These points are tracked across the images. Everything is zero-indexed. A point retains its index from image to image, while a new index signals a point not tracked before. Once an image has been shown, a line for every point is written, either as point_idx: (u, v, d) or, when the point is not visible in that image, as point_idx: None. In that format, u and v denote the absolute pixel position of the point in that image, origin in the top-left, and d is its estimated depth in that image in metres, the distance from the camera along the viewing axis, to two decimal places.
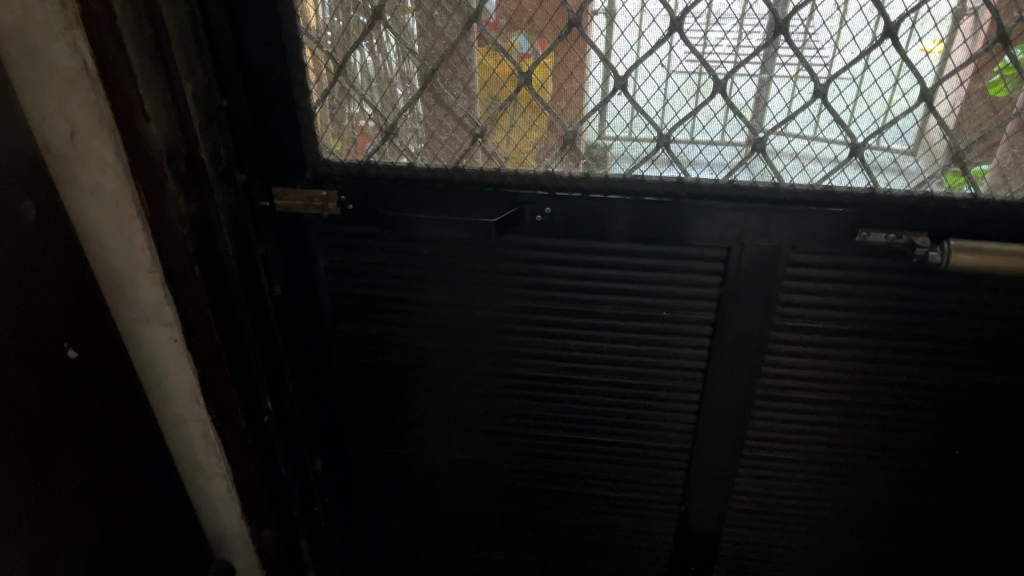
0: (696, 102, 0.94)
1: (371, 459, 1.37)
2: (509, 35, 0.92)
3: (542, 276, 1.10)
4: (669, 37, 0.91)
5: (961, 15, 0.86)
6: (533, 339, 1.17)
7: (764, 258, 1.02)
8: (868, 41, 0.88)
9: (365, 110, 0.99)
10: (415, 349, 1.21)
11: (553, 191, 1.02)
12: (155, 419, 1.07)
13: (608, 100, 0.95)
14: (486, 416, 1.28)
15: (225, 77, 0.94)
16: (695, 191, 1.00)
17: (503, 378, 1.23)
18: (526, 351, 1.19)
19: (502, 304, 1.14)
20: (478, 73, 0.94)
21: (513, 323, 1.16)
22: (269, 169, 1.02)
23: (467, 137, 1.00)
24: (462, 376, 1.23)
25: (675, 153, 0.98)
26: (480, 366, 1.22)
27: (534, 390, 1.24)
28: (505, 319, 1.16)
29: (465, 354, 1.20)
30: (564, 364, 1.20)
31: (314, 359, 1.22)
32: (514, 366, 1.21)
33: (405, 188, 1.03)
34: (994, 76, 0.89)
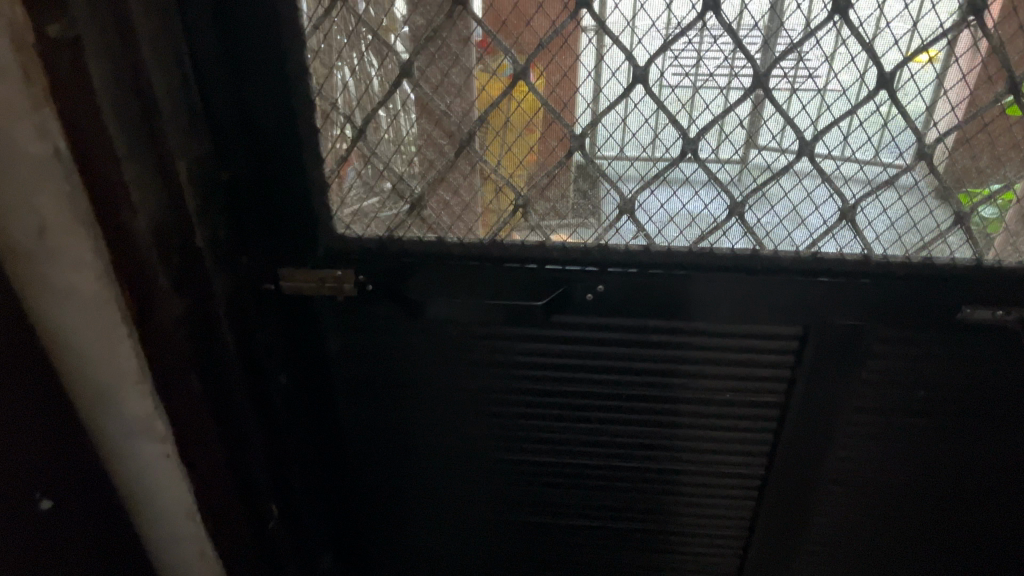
0: (779, 166, 0.81)
1: (387, 552, 1.21)
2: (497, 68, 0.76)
3: (591, 356, 0.96)
4: (752, 93, 0.76)
5: None
6: (573, 424, 1.03)
7: (846, 333, 0.90)
8: (987, 98, 0.75)
9: (386, 180, 0.85)
10: (440, 438, 1.06)
11: (605, 264, 0.88)
12: (144, 541, 0.90)
13: (675, 165, 0.81)
14: (519, 506, 1.13)
15: (223, 147, 0.79)
16: (771, 265, 0.86)
17: (539, 467, 1.08)
18: (567, 438, 1.05)
19: (541, 389, 1.00)
20: (509, 118, 0.79)
21: (554, 409, 1.02)
22: (275, 247, 0.88)
23: (507, 209, 0.86)
24: (491, 466, 1.09)
25: (749, 224, 0.84)
26: (514, 454, 1.07)
27: (570, 478, 1.09)
28: (541, 403, 1.01)
29: (496, 443, 1.06)
30: (610, 450, 1.06)
31: (322, 452, 1.07)
32: (552, 455, 1.07)
33: (435, 266, 0.89)
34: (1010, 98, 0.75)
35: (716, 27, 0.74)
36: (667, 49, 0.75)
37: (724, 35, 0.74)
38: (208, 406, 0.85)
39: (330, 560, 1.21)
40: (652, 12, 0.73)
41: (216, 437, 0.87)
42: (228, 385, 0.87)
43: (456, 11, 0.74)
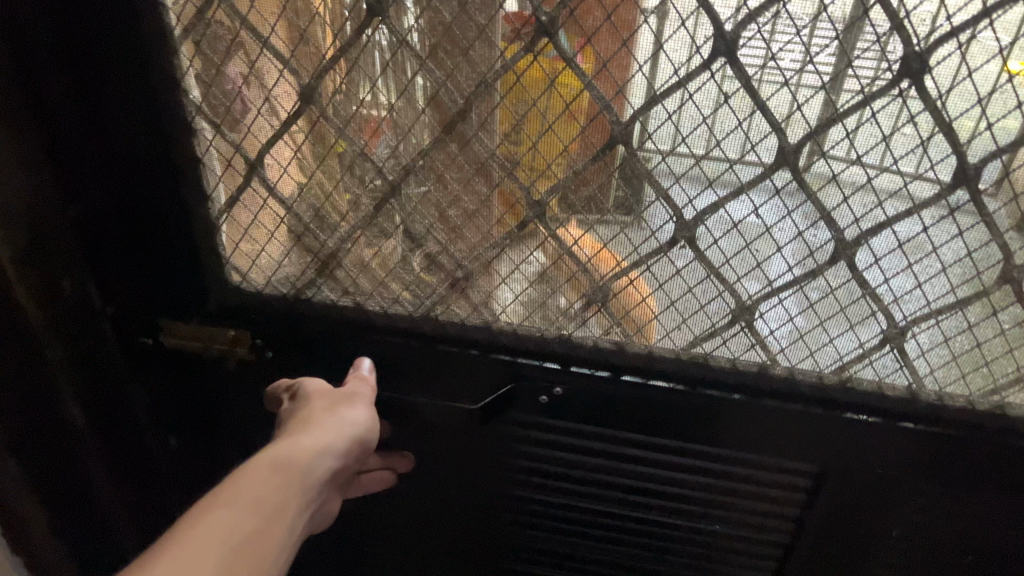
0: (805, 271, 0.59)
1: None
2: (428, 106, 0.56)
3: (596, 465, 0.75)
4: (772, 171, 0.54)
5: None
6: (526, 532, 0.83)
7: (872, 477, 0.69)
8: None
9: (286, 231, 0.65)
10: (366, 526, 0.87)
11: (566, 358, 0.68)
12: None
13: (664, 253, 0.60)
14: None
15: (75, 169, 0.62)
16: (783, 387, 0.66)
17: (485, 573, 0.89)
18: (517, 546, 0.85)
19: (486, 491, 0.80)
20: (447, 172, 0.59)
21: (501, 514, 0.82)
22: (151, 292, 0.70)
23: (442, 280, 0.66)
24: (429, 564, 0.89)
25: (759, 333, 0.63)
26: (454, 556, 0.88)
27: None
28: (519, 503, 0.80)
29: (432, 542, 0.87)
30: (570, 564, 0.86)
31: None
32: (500, 562, 0.87)
33: (352, 337, 0.70)
34: None
35: (728, 78, 0.51)
36: (657, 102, 0.53)
37: (739, 92, 0.51)
38: (60, 478, 0.70)
39: None
40: (638, 53, 0.51)
41: (74, 512, 0.72)
42: (93, 453, 0.71)
43: (369, 25, 0.53)
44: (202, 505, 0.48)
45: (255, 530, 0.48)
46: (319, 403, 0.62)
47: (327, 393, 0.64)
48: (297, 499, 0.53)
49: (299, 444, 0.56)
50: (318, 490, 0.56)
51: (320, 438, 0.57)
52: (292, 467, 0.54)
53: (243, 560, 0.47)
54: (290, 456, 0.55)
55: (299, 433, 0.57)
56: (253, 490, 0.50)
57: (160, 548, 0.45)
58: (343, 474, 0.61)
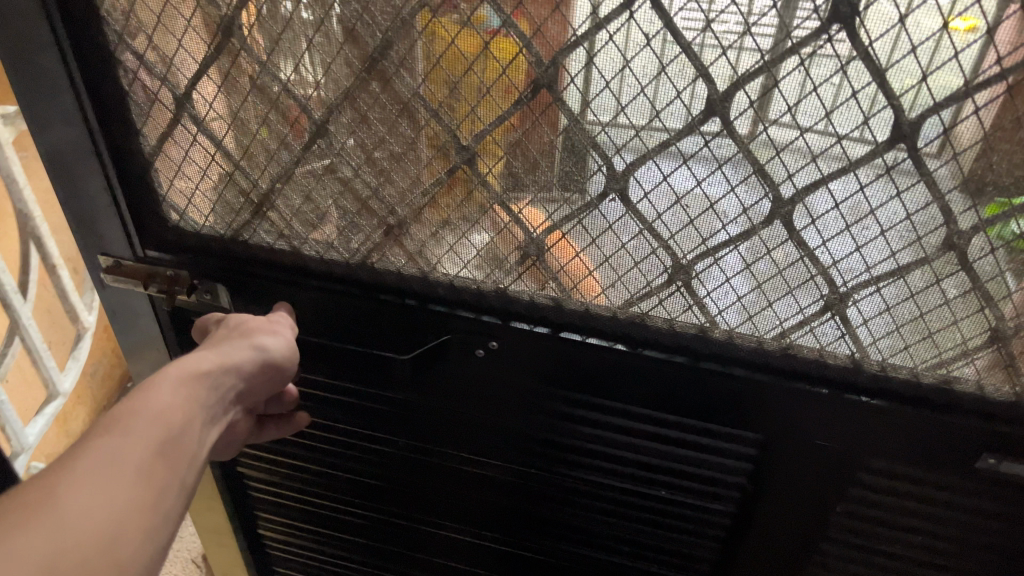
0: (740, 231, 0.56)
1: (279, 563, 1.07)
2: (346, 42, 0.54)
3: (517, 415, 0.73)
4: (700, 123, 0.51)
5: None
6: (474, 488, 0.82)
7: (817, 451, 0.67)
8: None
9: (218, 171, 0.64)
10: (320, 471, 0.88)
11: (503, 313, 0.66)
12: None
13: (594, 205, 0.58)
14: (417, 558, 0.95)
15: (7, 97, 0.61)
16: (723, 352, 0.63)
17: (437, 525, 0.88)
18: (467, 502, 0.84)
19: (431, 441, 0.79)
20: (372, 113, 0.57)
21: (449, 466, 0.81)
22: (92, 226, 0.69)
23: (376, 226, 0.64)
24: (359, 499, 0.90)
25: (696, 294, 0.61)
26: (406, 505, 0.88)
27: (479, 544, 0.89)
28: (441, 447, 0.79)
29: (384, 490, 0.87)
30: (519, 523, 0.85)
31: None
32: (450, 514, 0.87)
33: (291, 281, 0.69)
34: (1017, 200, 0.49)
35: (651, 20, 0.48)
36: (579, 45, 0.50)
37: (663, 33, 0.49)
38: None
39: (219, 557, 1.07)
40: None
41: None
42: None
43: None
44: (110, 418, 0.47)
45: (176, 437, 0.49)
46: (233, 330, 0.61)
47: (243, 320, 0.63)
48: (206, 413, 0.53)
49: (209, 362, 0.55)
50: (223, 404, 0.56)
51: (227, 359, 0.56)
52: (202, 383, 0.53)
53: (160, 464, 0.47)
54: (200, 372, 0.54)
55: (210, 353, 0.56)
56: (160, 406, 0.49)
57: (68, 461, 0.44)
58: (249, 397, 0.61)
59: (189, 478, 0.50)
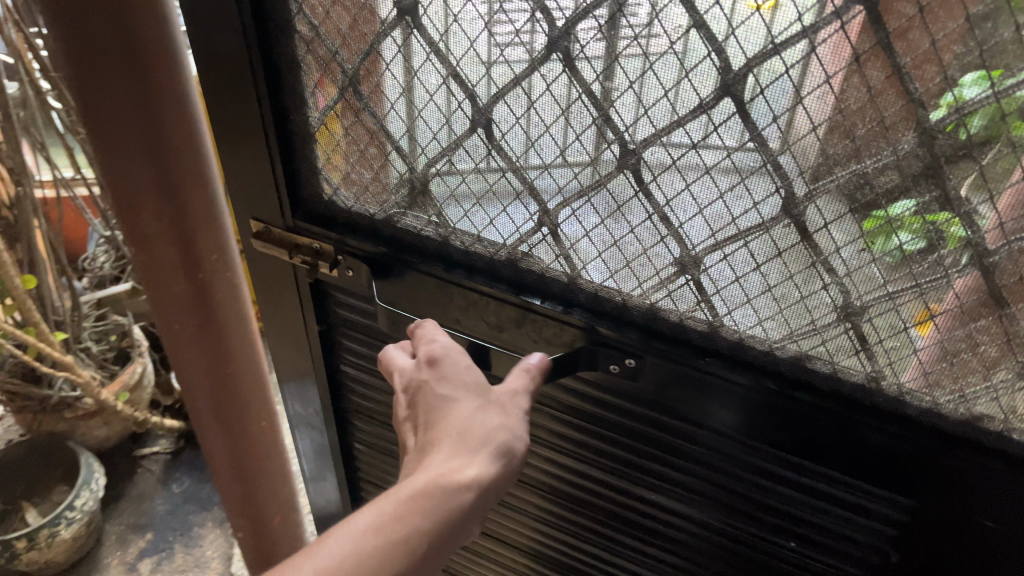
0: (932, 280, 0.50)
1: None
2: (522, 28, 0.51)
3: (688, 437, 0.68)
4: (904, 153, 0.45)
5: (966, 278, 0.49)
6: (595, 484, 0.80)
7: (973, 530, 0.60)
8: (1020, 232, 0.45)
9: (375, 148, 0.63)
10: None
11: (646, 329, 0.63)
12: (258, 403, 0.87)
13: (765, 228, 0.53)
14: (529, 534, 0.95)
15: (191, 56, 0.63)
16: (887, 407, 0.57)
17: (553, 507, 0.88)
18: (587, 493, 0.82)
19: (560, 429, 0.77)
20: (538, 106, 0.54)
21: (573, 457, 0.79)
22: (249, 190, 0.70)
23: (527, 223, 0.61)
24: None
25: (866, 340, 0.55)
26: (525, 483, 0.87)
27: (591, 536, 0.88)
28: (604, 446, 0.75)
29: None
30: (634, 529, 0.82)
31: (304, 415, 0.93)
32: (568, 501, 0.85)
33: (433, 268, 0.68)
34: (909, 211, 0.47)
35: (864, 32, 0.42)
36: (775, 54, 0.45)
37: (876, 51, 0.43)
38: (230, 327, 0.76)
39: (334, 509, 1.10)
40: None
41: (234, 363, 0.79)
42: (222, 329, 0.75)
43: None
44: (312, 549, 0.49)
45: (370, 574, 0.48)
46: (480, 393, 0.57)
47: (472, 386, 0.57)
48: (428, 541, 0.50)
49: (432, 468, 0.52)
50: (463, 520, 0.52)
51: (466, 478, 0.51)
52: (429, 509, 0.50)
53: None
54: (426, 490, 0.51)
55: (438, 454, 0.53)
56: (362, 541, 0.49)
57: None
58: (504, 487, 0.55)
59: None
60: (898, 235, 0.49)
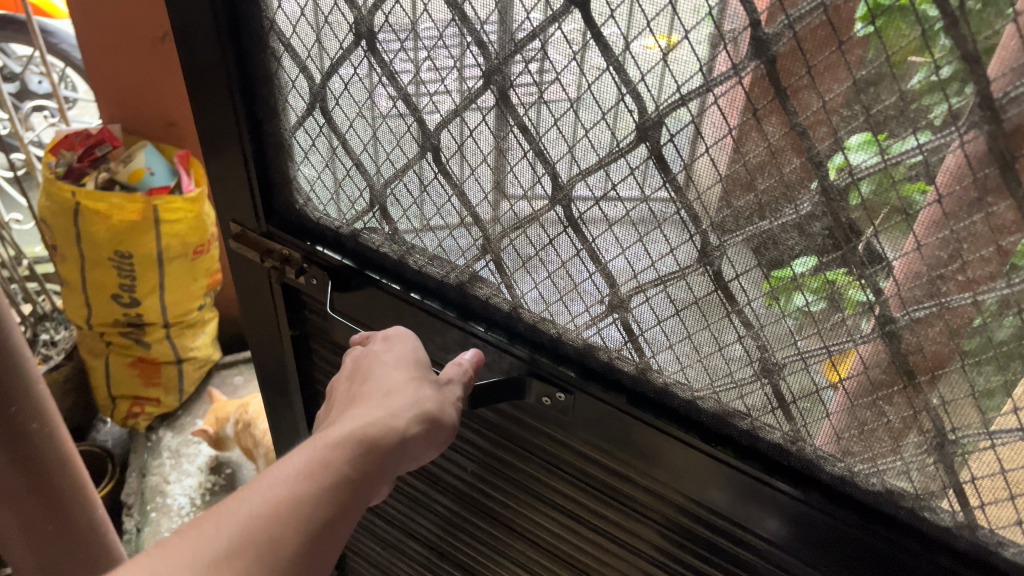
0: (840, 343, 0.49)
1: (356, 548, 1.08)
2: (459, 61, 0.53)
3: (598, 472, 0.68)
4: (803, 215, 0.45)
5: (871, 346, 0.48)
6: (536, 525, 0.79)
7: None
8: (920, 304, 0.44)
9: (339, 164, 0.66)
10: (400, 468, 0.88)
11: (579, 366, 0.63)
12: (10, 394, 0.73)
13: (683, 274, 0.53)
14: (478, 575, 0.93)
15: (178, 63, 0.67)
16: (804, 470, 0.56)
17: (500, 549, 0.86)
18: (530, 535, 0.81)
19: (503, 463, 0.77)
20: (477, 136, 0.56)
21: (516, 496, 0.78)
22: (228, 195, 0.73)
23: (472, 249, 0.63)
24: (444, 505, 0.88)
25: (783, 397, 0.54)
26: (472, 520, 0.86)
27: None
28: (514, 494, 0.78)
29: (455, 498, 0.86)
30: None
31: (281, 419, 0.96)
32: (512, 543, 0.84)
33: (388, 285, 0.70)
34: (813, 273, 0.47)
35: (761, 88, 0.43)
36: (681, 104, 0.46)
37: (772, 108, 0.43)
38: None
39: None
40: (660, 37, 0.44)
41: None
42: None
43: None
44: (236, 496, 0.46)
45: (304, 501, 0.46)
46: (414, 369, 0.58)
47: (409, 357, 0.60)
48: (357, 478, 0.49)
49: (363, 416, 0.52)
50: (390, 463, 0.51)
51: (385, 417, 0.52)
52: (355, 440, 0.50)
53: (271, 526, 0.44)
54: (355, 432, 0.50)
55: (366, 407, 0.53)
56: (295, 485, 0.46)
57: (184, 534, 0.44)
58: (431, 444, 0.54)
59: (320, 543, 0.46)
60: (802, 295, 0.48)
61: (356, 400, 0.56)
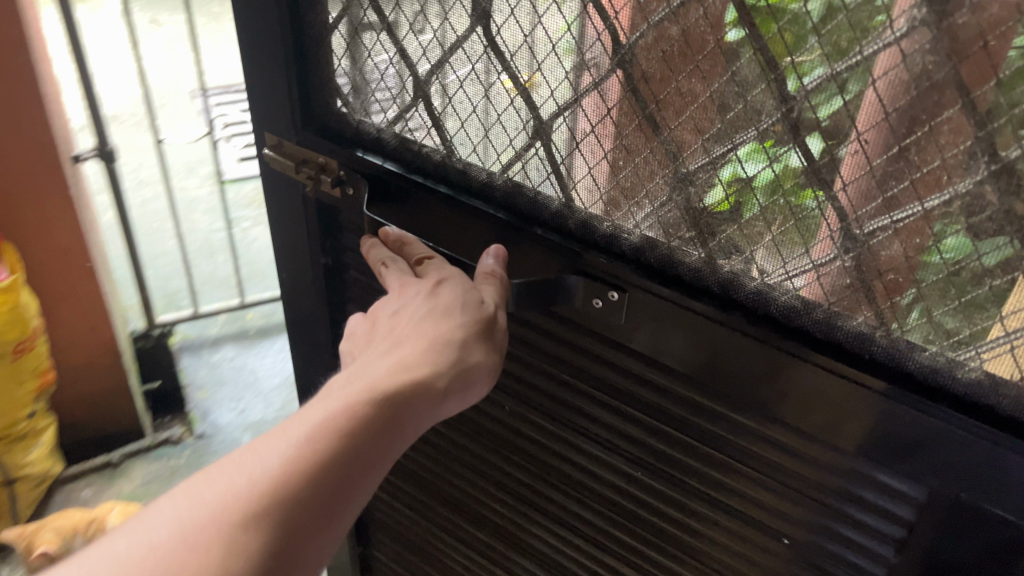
0: (936, 198, 0.44)
1: (382, 520, 1.03)
2: None
3: (650, 393, 0.63)
4: (900, 34, 0.41)
5: (979, 195, 0.42)
6: (579, 466, 0.73)
7: (989, 523, 0.51)
8: None
9: (382, 54, 0.62)
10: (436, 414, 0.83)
11: (635, 263, 0.58)
12: None
13: (756, 132, 0.48)
14: (513, 538, 0.87)
15: None
16: (889, 362, 0.50)
17: (538, 500, 0.80)
18: (572, 482, 0.75)
19: (543, 395, 0.71)
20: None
21: (557, 434, 0.73)
22: (265, 103, 0.70)
23: (522, 137, 0.58)
24: (478, 456, 0.83)
25: (866, 276, 0.49)
26: (510, 469, 0.80)
27: (578, 537, 0.79)
28: (542, 439, 0.74)
29: (492, 445, 0.80)
30: (621, 524, 0.74)
31: (311, 368, 0.91)
32: (553, 492, 0.78)
33: (426, 189, 0.65)
34: (912, 103, 0.42)
35: None
36: None
37: None
38: None
39: None
40: None
41: None
42: None
43: None
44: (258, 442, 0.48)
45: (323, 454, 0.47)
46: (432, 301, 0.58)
47: (454, 306, 0.57)
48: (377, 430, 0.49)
49: (386, 371, 0.53)
50: (413, 412, 0.51)
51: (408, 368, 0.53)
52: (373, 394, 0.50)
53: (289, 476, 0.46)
54: (376, 387, 0.51)
55: (395, 359, 0.54)
56: (313, 436, 0.48)
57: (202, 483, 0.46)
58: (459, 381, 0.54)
59: (344, 489, 0.47)
60: (894, 135, 0.43)
61: (390, 352, 0.55)
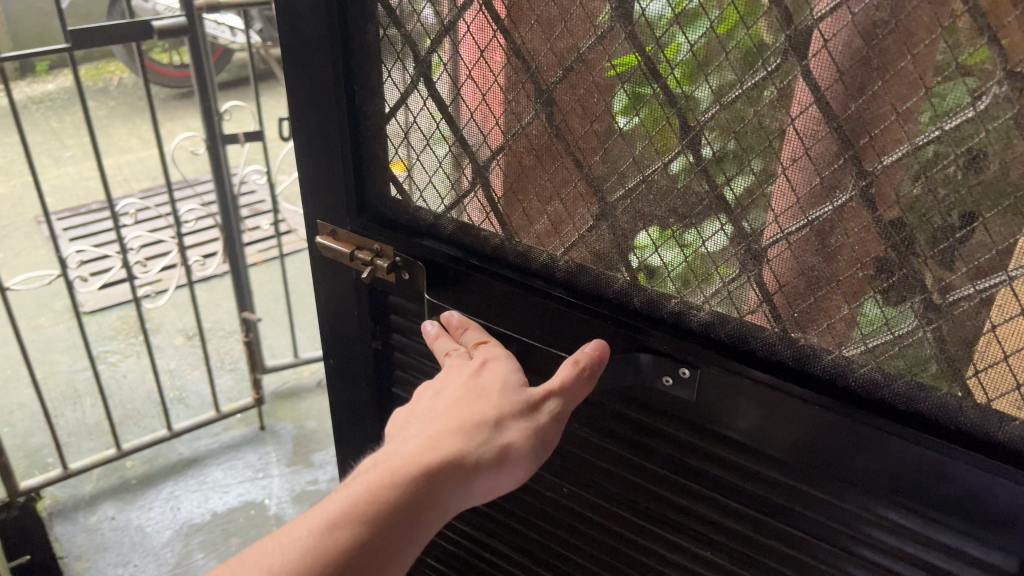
0: (1023, 266, 0.44)
1: None
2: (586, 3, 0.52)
3: (719, 468, 0.62)
4: (983, 109, 0.42)
5: None
6: (639, 547, 0.72)
7: None
8: None
9: (442, 140, 0.63)
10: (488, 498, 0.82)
11: (704, 339, 0.58)
12: None
13: (835, 207, 0.49)
14: None
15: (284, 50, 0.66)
16: (977, 434, 0.50)
17: None
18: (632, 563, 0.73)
19: (603, 473, 0.70)
20: (602, 86, 0.54)
21: (617, 513, 0.71)
22: (323, 192, 0.72)
23: (585, 218, 0.59)
24: (531, 540, 0.81)
25: (950, 346, 0.49)
26: (565, 553, 0.79)
27: None
28: (602, 522, 0.73)
29: (546, 528, 0.79)
30: None
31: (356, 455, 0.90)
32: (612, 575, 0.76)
33: (485, 273, 0.65)
34: (997, 176, 0.43)
35: None
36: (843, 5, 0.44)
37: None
38: None
39: None
40: None
41: None
42: None
43: None
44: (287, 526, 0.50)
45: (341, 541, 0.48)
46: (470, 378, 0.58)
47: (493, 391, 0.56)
48: (398, 516, 0.50)
49: (415, 450, 0.53)
50: (439, 495, 0.51)
51: (435, 446, 0.53)
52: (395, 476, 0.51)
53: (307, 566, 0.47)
54: (400, 468, 0.51)
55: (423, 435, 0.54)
56: (334, 522, 0.49)
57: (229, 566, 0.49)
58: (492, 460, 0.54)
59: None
60: (978, 206, 0.44)
61: (422, 431, 0.55)
